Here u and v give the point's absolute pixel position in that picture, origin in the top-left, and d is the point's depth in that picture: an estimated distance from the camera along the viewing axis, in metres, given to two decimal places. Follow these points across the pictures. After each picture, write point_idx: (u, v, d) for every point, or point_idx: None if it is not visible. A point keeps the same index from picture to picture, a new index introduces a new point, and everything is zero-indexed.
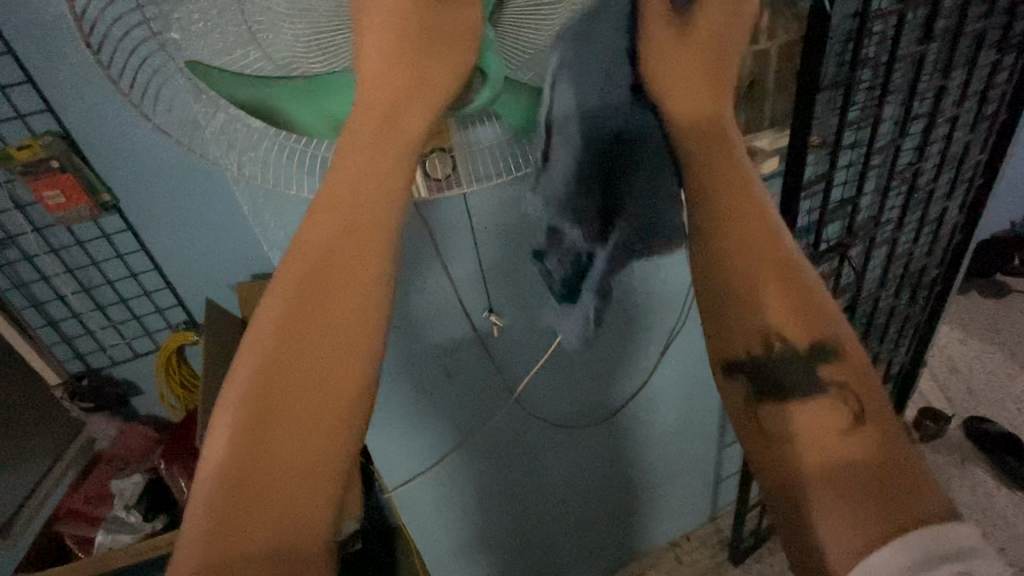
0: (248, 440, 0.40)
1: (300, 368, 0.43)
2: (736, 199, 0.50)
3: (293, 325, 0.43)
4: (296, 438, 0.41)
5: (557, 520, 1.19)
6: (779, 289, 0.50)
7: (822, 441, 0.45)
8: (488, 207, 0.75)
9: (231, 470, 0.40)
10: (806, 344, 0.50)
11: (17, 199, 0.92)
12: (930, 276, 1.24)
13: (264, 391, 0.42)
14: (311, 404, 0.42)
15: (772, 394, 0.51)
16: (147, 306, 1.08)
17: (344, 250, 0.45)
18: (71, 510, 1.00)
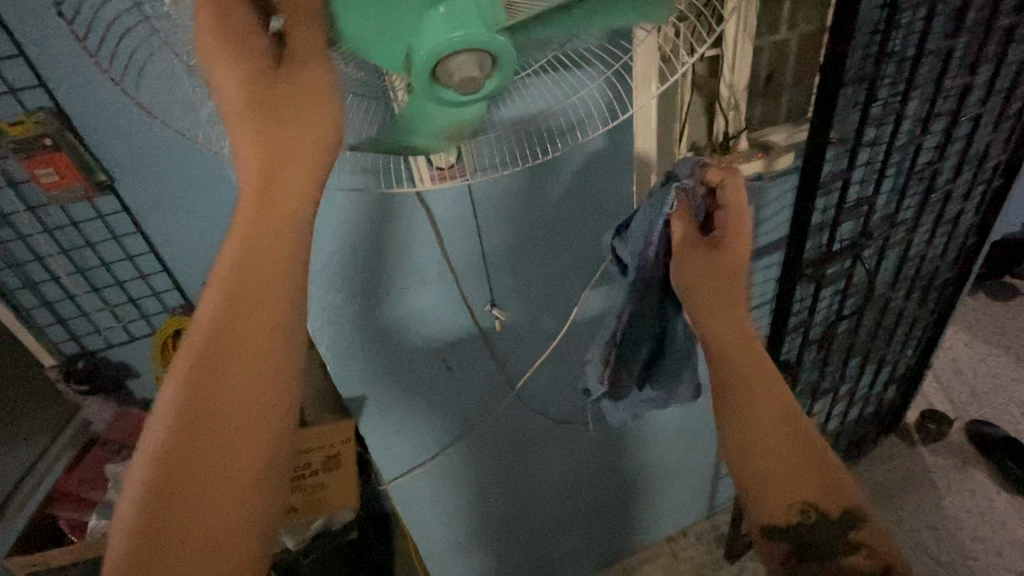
0: (183, 455, 0.32)
1: (212, 431, 0.32)
2: (748, 374, 0.55)
3: (201, 377, 0.33)
4: (201, 526, 0.31)
5: (554, 515, 1.18)
6: (796, 460, 0.51)
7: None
8: (494, 199, 0.73)
9: (159, 492, 0.31)
10: (836, 512, 0.51)
11: (10, 177, 0.90)
12: (942, 278, 1.21)
13: (161, 467, 0.31)
14: (227, 478, 0.32)
15: (809, 558, 0.52)
16: (144, 289, 1.06)
17: (252, 293, 0.34)
18: (65, 493, 0.99)
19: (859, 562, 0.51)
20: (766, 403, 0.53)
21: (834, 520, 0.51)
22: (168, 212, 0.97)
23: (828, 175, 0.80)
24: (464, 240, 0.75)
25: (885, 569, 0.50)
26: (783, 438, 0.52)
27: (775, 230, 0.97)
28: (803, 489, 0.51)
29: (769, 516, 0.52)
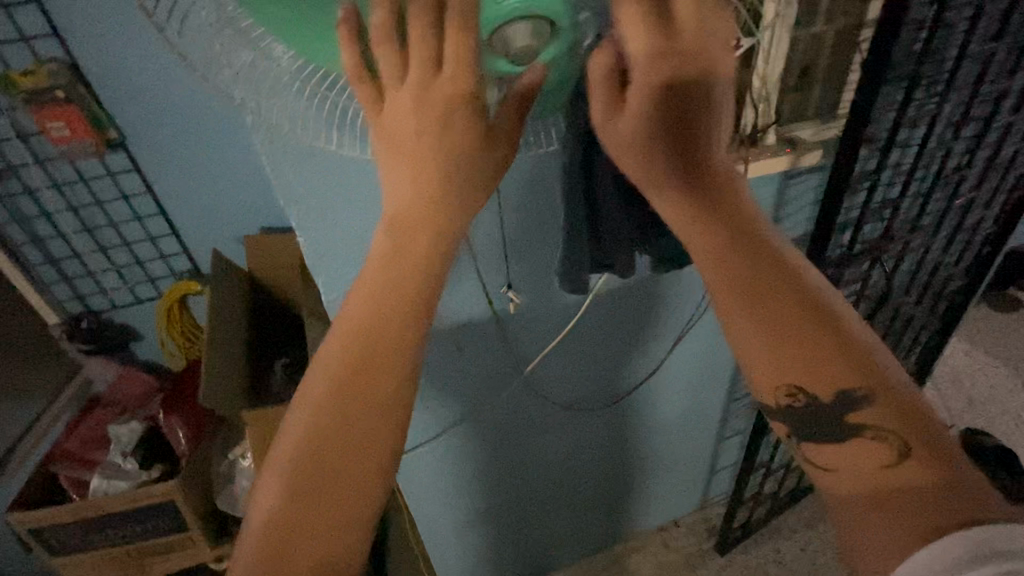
0: (317, 461, 0.34)
1: (365, 387, 0.36)
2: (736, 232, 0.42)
3: (355, 342, 0.36)
4: (346, 454, 0.35)
5: (550, 499, 1.19)
6: (795, 333, 0.41)
7: (861, 482, 0.40)
8: (518, 180, 0.71)
9: (273, 528, 0.33)
10: (829, 393, 0.41)
11: (19, 128, 0.88)
12: (953, 287, 1.20)
13: (329, 417, 0.35)
14: (365, 416, 0.35)
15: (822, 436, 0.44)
16: (151, 252, 1.04)
17: (391, 281, 0.38)
18: (66, 452, 0.98)
19: (874, 444, 0.40)
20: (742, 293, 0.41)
21: (834, 403, 0.41)
22: (183, 174, 0.96)
23: (858, 175, 0.78)
24: (485, 219, 0.73)
25: (899, 447, 0.38)
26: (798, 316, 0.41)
27: (795, 229, 0.96)
28: (798, 370, 0.41)
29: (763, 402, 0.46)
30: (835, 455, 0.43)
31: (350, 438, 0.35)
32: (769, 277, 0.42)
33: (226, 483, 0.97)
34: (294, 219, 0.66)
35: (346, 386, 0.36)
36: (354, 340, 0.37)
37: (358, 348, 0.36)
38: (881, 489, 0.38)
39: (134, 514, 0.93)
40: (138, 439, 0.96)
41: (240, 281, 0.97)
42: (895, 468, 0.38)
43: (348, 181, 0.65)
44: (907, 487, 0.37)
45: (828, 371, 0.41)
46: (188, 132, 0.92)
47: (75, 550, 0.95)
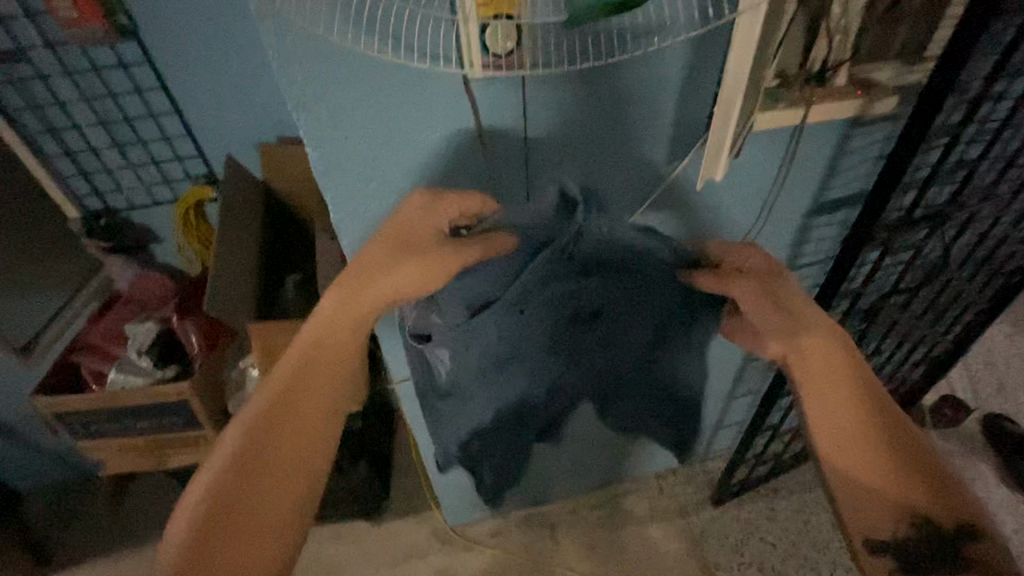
0: (256, 442, 0.55)
1: (299, 402, 0.57)
2: (832, 370, 0.59)
3: (300, 370, 0.58)
4: (283, 445, 0.55)
5: (553, 437, 1.20)
6: (890, 466, 0.56)
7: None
8: (546, 102, 0.65)
9: (226, 476, 0.53)
10: (949, 524, 0.54)
11: (27, 6, 0.83)
12: (1015, 265, 1.10)
13: (270, 415, 0.56)
14: (299, 424, 0.56)
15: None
16: (166, 152, 1.01)
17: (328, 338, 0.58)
18: (88, 344, 1.01)
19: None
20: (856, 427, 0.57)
21: (949, 535, 0.54)
22: (200, 72, 0.92)
23: (937, 129, 0.69)
24: (505, 165, 0.70)
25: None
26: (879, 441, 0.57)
27: (851, 184, 0.87)
28: (909, 499, 0.56)
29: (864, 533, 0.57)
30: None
31: (301, 409, 0.57)
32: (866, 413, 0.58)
33: (238, 387, 1.01)
34: (301, 128, 0.61)
35: (295, 377, 0.57)
36: (305, 348, 0.58)
37: (297, 370, 0.58)
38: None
39: (152, 409, 0.97)
40: (153, 338, 0.98)
41: (254, 189, 0.93)
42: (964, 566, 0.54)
43: (361, 87, 0.59)
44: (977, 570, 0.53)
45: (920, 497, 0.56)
46: (205, 20, 0.87)
47: (98, 436, 1.01)
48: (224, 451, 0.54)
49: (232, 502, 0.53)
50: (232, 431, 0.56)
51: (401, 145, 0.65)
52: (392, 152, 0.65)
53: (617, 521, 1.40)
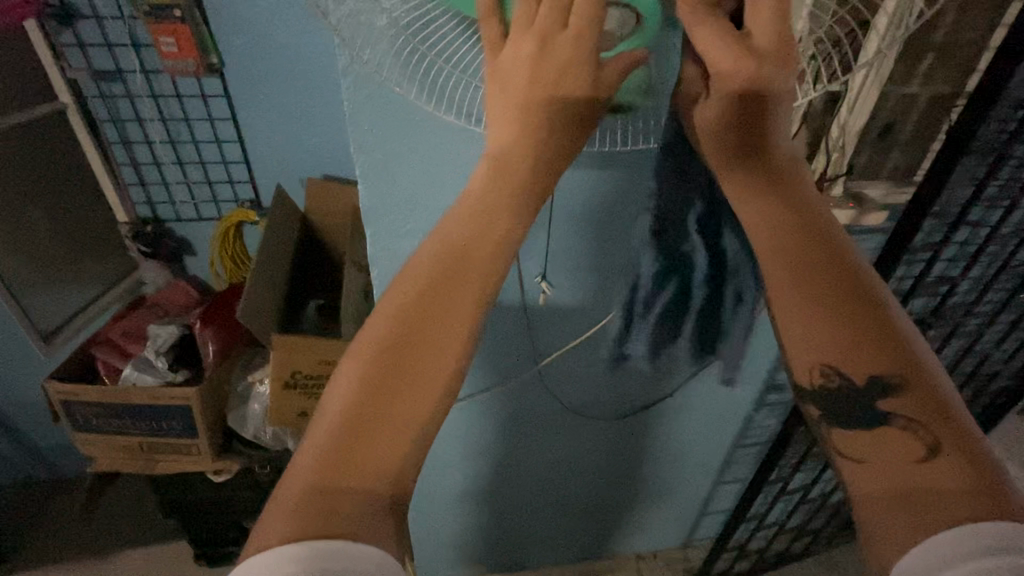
0: (376, 384, 0.40)
1: (436, 330, 0.42)
2: (798, 230, 0.46)
3: (436, 289, 0.43)
4: (419, 387, 0.41)
5: (536, 498, 1.19)
6: (805, 296, 0.44)
7: (885, 477, 0.41)
8: (578, 184, 0.72)
9: (344, 424, 0.39)
10: (863, 375, 0.43)
11: (134, 37, 0.96)
12: (998, 384, 1.14)
13: (403, 342, 0.41)
14: (436, 364, 0.42)
15: (897, 459, 0.40)
16: (221, 174, 1.11)
17: (475, 248, 0.43)
18: (109, 339, 1.07)
19: (894, 436, 0.42)
20: (805, 285, 0.44)
21: (859, 386, 0.43)
22: (269, 111, 1.04)
23: (919, 245, 0.77)
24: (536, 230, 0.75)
25: (929, 447, 0.39)
26: (804, 264, 0.45)
27: None
28: (835, 352, 0.44)
29: (795, 378, 0.48)
30: (856, 443, 0.45)
31: (416, 356, 0.41)
32: (817, 251, 0.45)
33: (241, 401, 1.05)
34: (358, 169, 0.68)
35: (414, 318, 0.42)
36: (421, 285, 0.43)
37: (428, 286, 0.43)
38: (906, 487, 0.39)
39: (155, 410, 1.00)
40: (172, 342, 1.03)
41: (295, 218, 1.02)
42: (923, 465, 0.39)
43: (412, 138, 0.66)
44: (932, 490, 0.38)
45: (871, 359, 0.43)
46: (283, 67, 0.99)
47: (97, 431, 1.04)
48: (340, 402, 0.40)
49: (345, 461, 0.39)
50: (338, 378, 0.41)
51: (442, 196, 0.71)
52: (433, 198, 0.71)
53: None
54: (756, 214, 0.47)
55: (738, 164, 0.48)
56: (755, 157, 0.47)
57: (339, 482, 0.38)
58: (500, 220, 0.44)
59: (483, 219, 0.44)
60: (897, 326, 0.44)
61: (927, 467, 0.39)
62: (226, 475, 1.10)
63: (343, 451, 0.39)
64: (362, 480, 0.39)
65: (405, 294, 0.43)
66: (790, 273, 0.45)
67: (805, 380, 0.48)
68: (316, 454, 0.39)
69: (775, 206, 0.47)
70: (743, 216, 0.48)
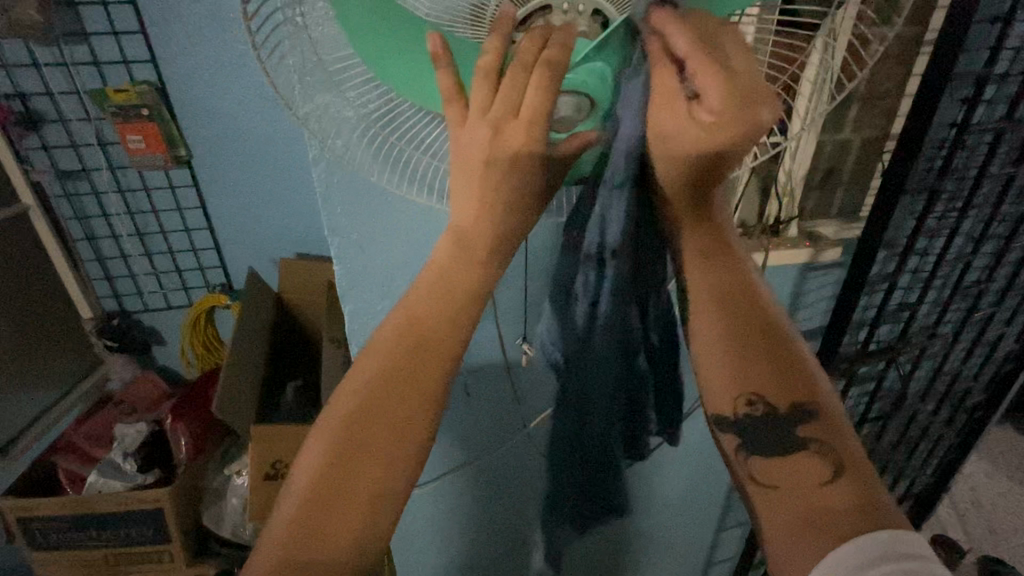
0: (336, 464, 0.38)
1: (393, 402, 0.40)
2: (724, 279, 0.51)
3: (400, 359, 0.41)
4: (378, 464, 0.39)
5: (534, 568, 1.12)
6: (730, 331, 0.49)
7: (798, 502, 0.43)
8: (549, 249, 0.74)
9: (305, 504, 0.38)
10: (781, 404, 0.48)
11: (101, 137, 0.98)
12: (972, 400, 1.17)
13: (361, 418, 0.40)
14: (390, 437, 0.40)
15: (807, 480, 0.43)
16: (191, 261, 1.12)
17: (440, 321, 0.43)
18: (71, 445, 1.01)
19: (805, 459, 0.45)
20: (729, 324, 0.50)
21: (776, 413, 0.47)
22: (237, 198, 1.05)
23: (876, 277, 0.81)
24: (511, 293, 0.77)
25: (834, 472, 0.43)
26: (731, 304, 0.50)
27: (812, 319, 0.97)
28: (753, 381, 0.49)
29: (714, 409, 0.51)
30: (768, 470, 0.47)
31: (378, 434, 0.40)
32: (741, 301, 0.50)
33: (216, 497, 0.98)
34: (333, 250, 0.69)
35: (374, 397, 0.40)
36: (391, 358, 0.41)
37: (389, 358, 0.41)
38: (815, 511, 0.41)
39: (123, 517, 0.93)
40: (141, 441, 0.98)
41: (267, 296, 1.01)
42: (829, 489, 0.42)
43: (378, 217, 0.67)
44: (840, 510, 0.41)
45: (784, 390, 0.48)
46: (250, 156, 1.01)
47: (57, 547, 0.95)
48: (302, 482, 0.38)
49: (302, 542, 0.37)
50: (305, 458, 0.39)
51: (414, 271, 0.71)
52: (404, 275, 0.72)
53: None
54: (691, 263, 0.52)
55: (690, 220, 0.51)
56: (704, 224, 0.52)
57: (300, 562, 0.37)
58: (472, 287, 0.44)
59: (449, 298, 0.43)
60: (801, 366, 0.49)
61: (832, 489, 0.42)
62: None
63: (305, 533, 0.37)
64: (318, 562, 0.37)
65: (371, 370, 0.41)
66: (722, 319, 0.50)
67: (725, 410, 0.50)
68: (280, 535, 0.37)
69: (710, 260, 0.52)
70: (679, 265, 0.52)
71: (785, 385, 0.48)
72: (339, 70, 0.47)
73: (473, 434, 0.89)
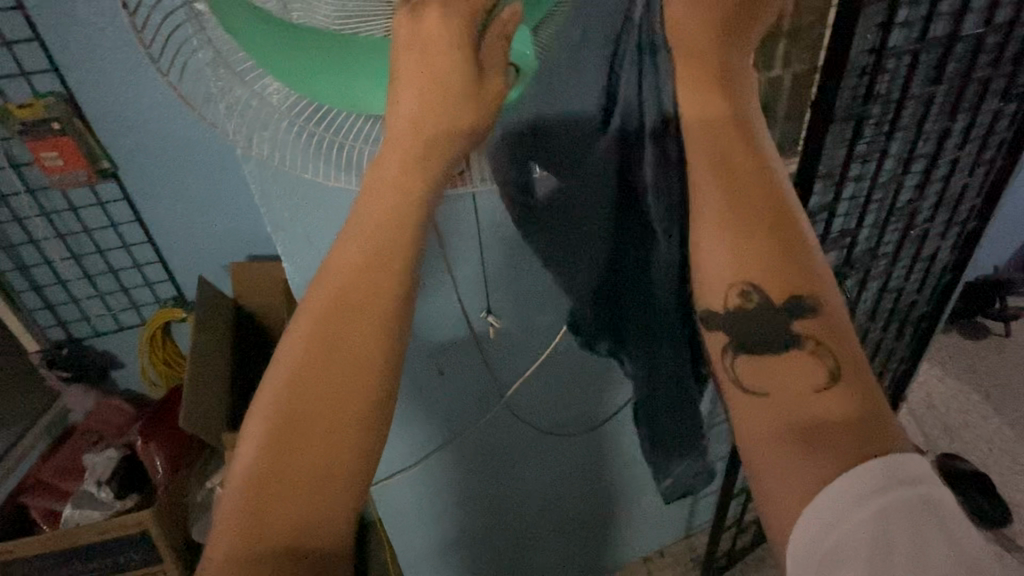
0: (272, 451, 0.36)
1: (326, 376, 0.38)
2: (738, 155, 0.45)
3: (328, 323, 0.38)
4: (320, 437, 0.37)
5: (530, 526, 1.15)
6: (750, 216, 0.44)
7: (790, 410, 0.41)
8: (495, 215, 0.73)
9: (246, 497, 0.36)
10: (781, 297, 0.45)
11: (12, 158, 0.92)
12: (917, 312, 1.25)
13: (293, 398, 0.37)
14: (332, 410, 0.37)
15: (807, 388, 0.42)
16: (137, 279, 1.08)
17: (374, 269, 0.39)
18: (38, 482, 0.98)
19: (804, 358, 0.43)
20: (739, 202, 0.44)
21: (778, 309, 0.45)
22: (176, 207, 1.01)
23: (815, 207, 0.84)
24: (466, 272, 0.77)
25: (831, 376, 0.41)
26: (746, 184, 0.45)
27: None
28: (753, 268, 0.45)
29: (712, 302, 0.49)
30: (762, 371, 0.45)
31: (316, 410, 0.37)
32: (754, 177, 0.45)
33: (203, 511, 0.97)
34: (279, 247, 0.67)
35: (301, 383, 0.38)
36: (312, 328, 0.38)
37: (315, 327, 0.38)
38: (803, 420, 0.40)
39: (107, 545, 0.92)
40: (114, 467, 0.95)
41: (224, 301, 0.98)
42: (824, 394, 0.41)
43: (321, 208, 0.66)
44: (833, 419, 0.39)
45: (793, 280, 0.45)
46: (183, 163, 0.96)
47: None
48: (239, 476, 0.37)
49: (248, 536, 0.35)
50: (242, 453, 0.37)
51: None
52: None
53: None
54: (703, 139, 0.46)
55: (704, 94, 0.47)
56: (718, 96, 0.46)
57: (250, 557, 0.35)
58: (394, 236, 0.40)
59: (369, 260, 0.39)
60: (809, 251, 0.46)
61: (826, 396, 0.40)
62: None
63: (249, 520, 0.35)
64: (269, 555, 0.35)
65: (293, 347, 0.39)
66: (732, 204, 0.44)
67: (722, 299, 0.48)
68: (224, 532, 0.36)
69: (723, 134, 0.46)
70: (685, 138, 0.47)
71: (790, 265, 0.45)
72: (246, 65, 0.44)
73: (449, 412, 0.90)
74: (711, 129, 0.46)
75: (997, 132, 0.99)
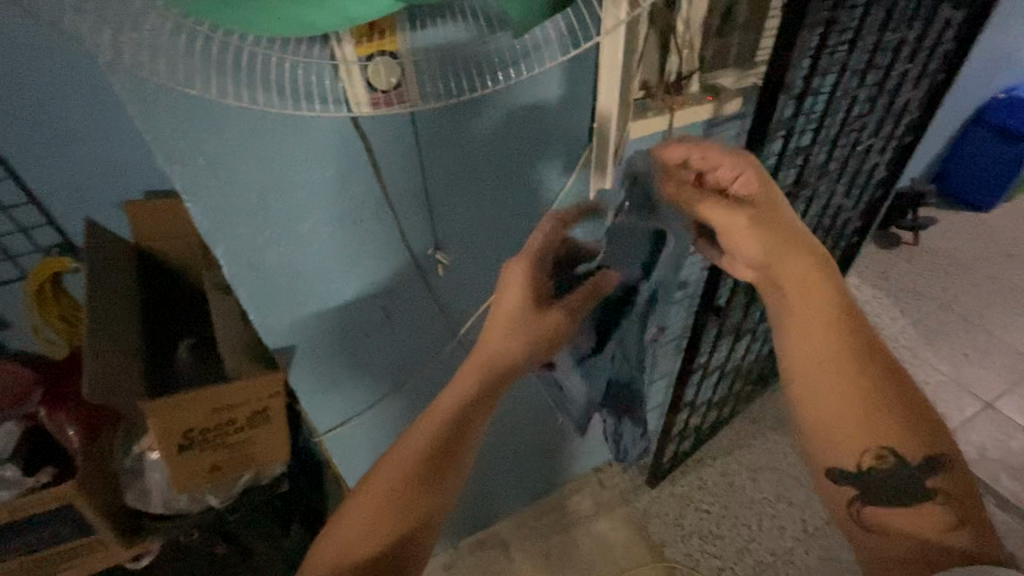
0: (371, 537, 0.50)
1: (418, 500, 0.51)
2: (841, 345, 0.59)
3: (438, 466, 0.53)
4: (402, 521, 0.51)
5: (487, 454, 1.17)
6: (860, 396, 0.57)
7: (920, 534, 0.54)
8: (432, 122, 0.64)
9: (344, 559, 0.48)
10: (919, 456, 0.56)
11: None
12: (851, 227, 1.30)
13: (397, 489, 0.51)
14: (409, 524, 0.51)
15: (948, 523, 0.53)
16: (6, 224, 0.91)
17: (465, 426, 0.55)
18: None
19: (934, 506, 0.55)
20: (849, 382, 0.58)
21: (913, 465, 0.56)
22: (39, 134, 0.84)
23: (777, 123, 0.80)
24: (403, 195, 0.69)
25: (958, 520, 0.53)
26: (863, 373, 0.58)
27: None
28: (880, 436, 0.57)
29: (840, 463, 0.60)
30: (885, 518, 0.58)
31: (405, 528, 0.50)
32: (864, 360, 0.58)
33: (134, 476, 0.89)
34: (177, 181, 0.57)
35: (439, 456, 0.53)
36: (431, 438, 0.53)
37: (428, 448, 0.53)
38: (930, 548, 0.52)
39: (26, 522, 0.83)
40: (17, 442, 0.85)
41: (118, 244, 0.84)
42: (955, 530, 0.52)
43: (230, 131, 0.56)
44: (948, 547, 0.51)
45: (911, 441, 0.57)
46: (38, 79, 0.80)
47: None
48: (334, 546, 0.49)
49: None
50: (335, 531, 0.50)
51: (288, 188, 0.63)
52: (281, 192, 0.63)
53: (564, 523, 1.39)
54: (821, 338, 0.59)
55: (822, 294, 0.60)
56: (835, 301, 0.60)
57: None
58: (479, 412, 0.56)
59: (475, 396, 0.56)
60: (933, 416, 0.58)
61: (957, 533, 0.52)
62: (147, 557, 0.96)
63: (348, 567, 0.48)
64: None
65: (406, 457, 0.53)
66: (856, 389, 0.57)
67: (851, 463, 0.59)
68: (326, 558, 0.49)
69: (838, 331, 0.59)
70: (803, 328, 0.60)
71: (908, 430, 0.57)
72: None
73: (400, 355, 0.85)
74: (826, 326, 0.60)
75: (945, 41, 0.98)
